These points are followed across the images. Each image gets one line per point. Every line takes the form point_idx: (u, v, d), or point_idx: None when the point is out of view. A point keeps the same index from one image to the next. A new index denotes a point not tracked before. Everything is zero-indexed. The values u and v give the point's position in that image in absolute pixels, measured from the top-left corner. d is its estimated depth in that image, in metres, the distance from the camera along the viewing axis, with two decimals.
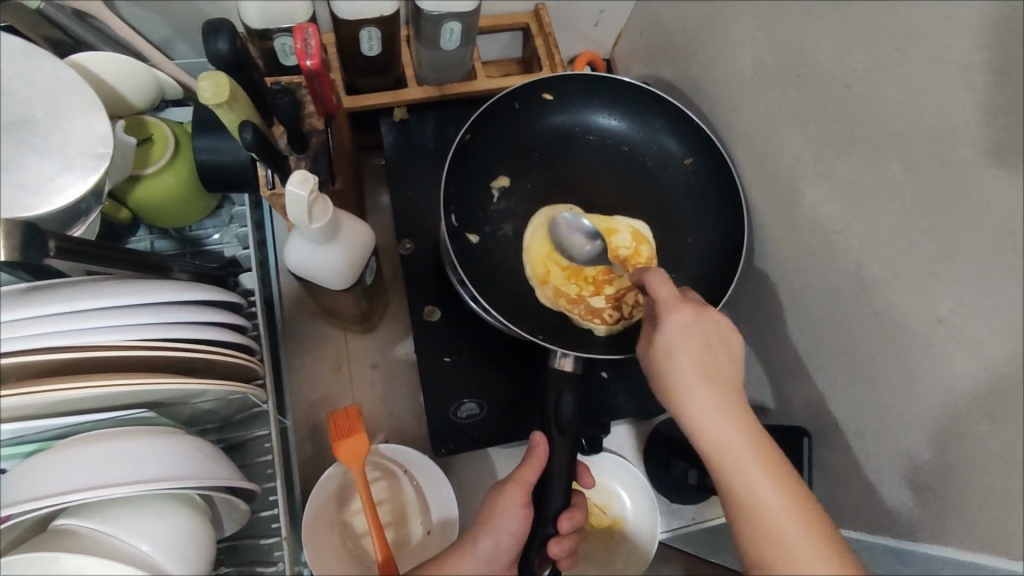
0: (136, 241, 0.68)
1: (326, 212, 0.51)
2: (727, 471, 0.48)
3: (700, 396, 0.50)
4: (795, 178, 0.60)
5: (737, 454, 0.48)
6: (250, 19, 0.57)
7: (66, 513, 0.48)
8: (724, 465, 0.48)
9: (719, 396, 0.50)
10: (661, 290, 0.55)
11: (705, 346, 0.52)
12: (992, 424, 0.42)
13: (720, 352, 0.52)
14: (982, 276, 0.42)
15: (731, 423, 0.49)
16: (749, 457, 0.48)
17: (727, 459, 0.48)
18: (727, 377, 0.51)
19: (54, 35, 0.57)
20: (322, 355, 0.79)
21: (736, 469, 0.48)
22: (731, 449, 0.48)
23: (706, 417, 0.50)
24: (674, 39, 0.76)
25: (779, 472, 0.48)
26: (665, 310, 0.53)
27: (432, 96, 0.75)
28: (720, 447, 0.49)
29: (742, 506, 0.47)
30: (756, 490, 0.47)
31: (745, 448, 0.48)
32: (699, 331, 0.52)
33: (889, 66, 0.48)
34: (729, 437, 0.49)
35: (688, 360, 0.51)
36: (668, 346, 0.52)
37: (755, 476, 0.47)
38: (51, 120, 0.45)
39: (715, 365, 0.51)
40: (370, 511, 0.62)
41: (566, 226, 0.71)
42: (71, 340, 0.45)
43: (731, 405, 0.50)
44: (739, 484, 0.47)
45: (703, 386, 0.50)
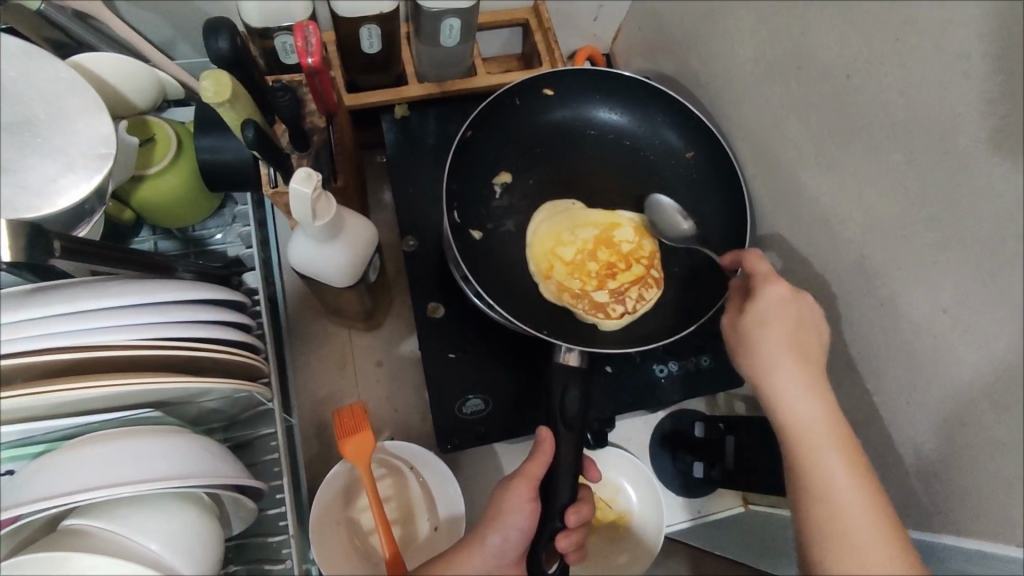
0: (140, 241, 0.68)
1: (330, 209, 0.51)
2: (805, 443, 0.48)
3: (787, 370, 0.50)
4: (796, 170, 0.60)
5: (817, 430, 0.48)
6: (249, 17, 0.57)
7: (75, 512, 0.48)
8: (801, 436, 0.48)
9: (807, 373, 0.50)
10: (759, 265, 0.56)
11: (797, 326, 0.52)
12: (996, 412, 0.42)
13: (811, 334, 0.52)
14: (985, 264, 0.42)
15: (816, 401, 0.49)
16: (827, 434, 0.48)
17: (808, 434, 0.48)
18: (812, 357, 0.51)
19: (56, 37, 0.58)
20: (327, 353, 0.79)
21: (813, 443, 0.48)
22: (812, 426, 0.48)
23: (790, 389, 0.50)
24: (674, 32, 0.76)
25: (854, 455, 0.47)
26: (761, 283, 0.54)
27: (433, 93, 0.75)
28: (800, 421, 0.49)
29: (812, 479, 0.47)
30: (830, 467, 0.47)
31: (827, 423, 0.48)
32: (796, 309, 0.52)
33: (888, 56, 0.48)
34: (813, 414, 0.49)
35: (779, 335, 0.51)
36: (761, 318, 0.53)
37: (831, 451, 0.47)
38: (52, 121, 0.45)
39: (806, 345, 0.51)
40: (377, 508, 0.62)
41: (665, 208, 0.71)
42: (75, 340, 0.45)
43: (817, 384, 0.50)
44: (812, 456, 0.47)
45: (791, 362, 0.50)
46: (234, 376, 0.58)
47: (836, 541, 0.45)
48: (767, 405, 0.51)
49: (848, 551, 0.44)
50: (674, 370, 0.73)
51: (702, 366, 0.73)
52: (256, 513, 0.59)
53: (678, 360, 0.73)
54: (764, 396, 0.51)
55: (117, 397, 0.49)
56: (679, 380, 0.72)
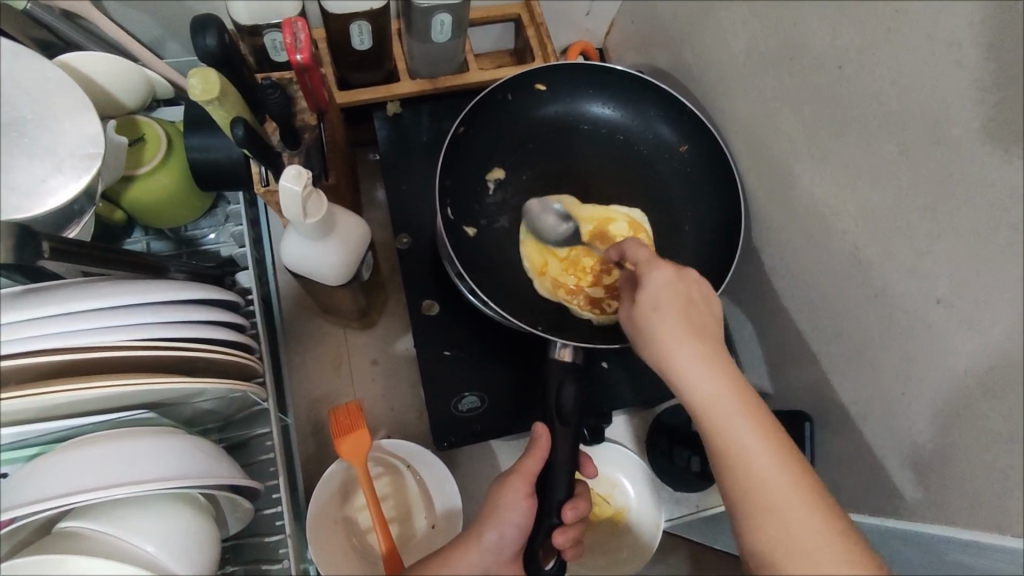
0: (133, 242, 0.68)
1: (321, 207, 0.51)
2: (712, 420, 0.47)
3: (684, 348, 0.48)
4: (790, 163, 0.60)
5: (720, 403, 0.47)
6: (238, 15, 0.57)
7: (70, 515, 0.48)
8: (708, 414, 0.47)
9: (702, 345, 0.49)
10: (637, 253, 0.54)
11: (686, 300, 0.51)
12: (993, 402, 0.42)
13: (699, 305, 0.51)
14: (980, 255, 0.42)
15: (714, 373, 0.48)
16: (733, 407, 0.47)
17: (713, 408, 0.47)
18: (706, 329, 0.50)
19: (44, 36, 0.57)
20: (321, 351, 0.79)
21: (722, 417, 0.46)
22: (717, 400, 0.47)
23: (689, 368, 0.48)
24: (666, 25, 0.76)
25: (762, 420, 0.47)
26: (648, 268, 0.52)
27: (425, 89, 0.75)
28: (703, 398, 0.47)
29: (724, 453, 0.46)
30: (740, 440, 0.46)
31: (730, 396, 0.47)
32: (681, 285, 0.51)
33: (880, 46, 0.48)
34: (713, 387, 0.47)
35: (671, 313, 0.49)
36: (653, 301, 0.50)
37: (739, 422, 0.46)
38: (40, 121, 0.44)
39: (697, 317, 0.50)
40: (374, 506, 0.62)
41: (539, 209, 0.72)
42: (67, 341, 0.45)
43: (714, 354, 0.49)
44: (721, 431, 0.46)
45: (686, 338, 0.49)
46: (229, 376, 0.58)
47: (756, 510, 0.44)
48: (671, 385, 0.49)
49: (774, 521, 0.44)
50: None
51: None
52: (252, 512, 0.58)
53: None
54: (666, 376, 0.49)
55: (110, 398, 0.48)
56: None
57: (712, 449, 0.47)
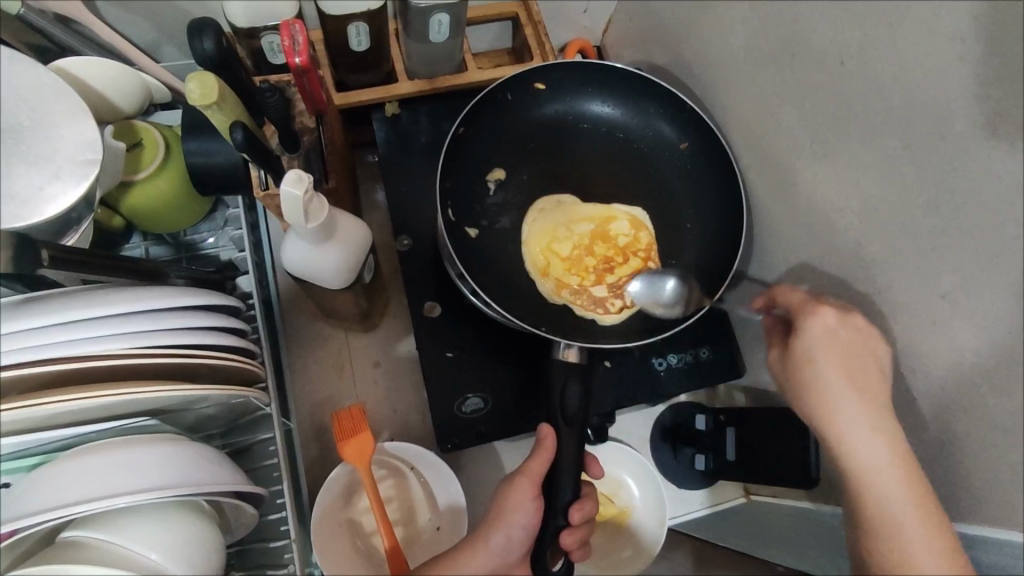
0: (132, 248, 0.67)
1: (322, 211, 0.51)
2: (867, 483, 0.48)
3: (843, 405, 0.49)
4: (791, 159, 0.60)
5: (877, 469, 0.47)
6: (235, 16, 0.56)
7: (74, 525, 0.47)
8: (867, 480, 0.48)
9: (865, 405, 0.49)
10: (792, 296, 0.56)
11: (854, 353, 0.50)
12: (998, 398, 0.42)
13: (870, 358, 0.49)
14: (984, 250, 0.42)
15: (877, 435, 0.48)
16: (893, 473, 0.47)
17: (868, 473, 0.47)
18: (874, 385, 0.49)
19: (37, 41, 0.57)
20: (323, 355, 0.79)
21: (876, 481, 0.47)
22: (874, 466, 0.47)
23: (851, 427, 0.49)
24: (664, 22, 0.75)
25: (918, 488, 0.46)
26: (807, 316, 0.52)
27: (423, 90, 0.74)
28: (863, 461, 0.48)
29: (874, 516, 0.47)
30: (891, 505, 0.46)
31: (892, 463, 0.47)
32: (846, 337, 0.50)
33: (882, 42, 0.48)
34: (874, 451, 0.48)
35: (831, 367, 0.50)
36: (810, 353, 0.52)
37: (894, 489, 0.47)
38: (36, 128, 0.44)
39: (862, 371, 0.49)
40: (379, 511, 0.62)
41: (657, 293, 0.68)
42: (66, 351, 0.44)
43: (880, 415, 0.49)
44: (873, 496, 0.47)
45: (850, 396, 0.49)
46: (230, 382, 0.58)
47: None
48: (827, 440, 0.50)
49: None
50: (674, 363, 0.72)
51: (701, 358, 0.73)
52: (257, 519, 0.58)
53: (677, 353, 0.73)
54: (824, 431, 0.50)
55: (111, 407, 0.48)
56: (678, 373, 0.72)
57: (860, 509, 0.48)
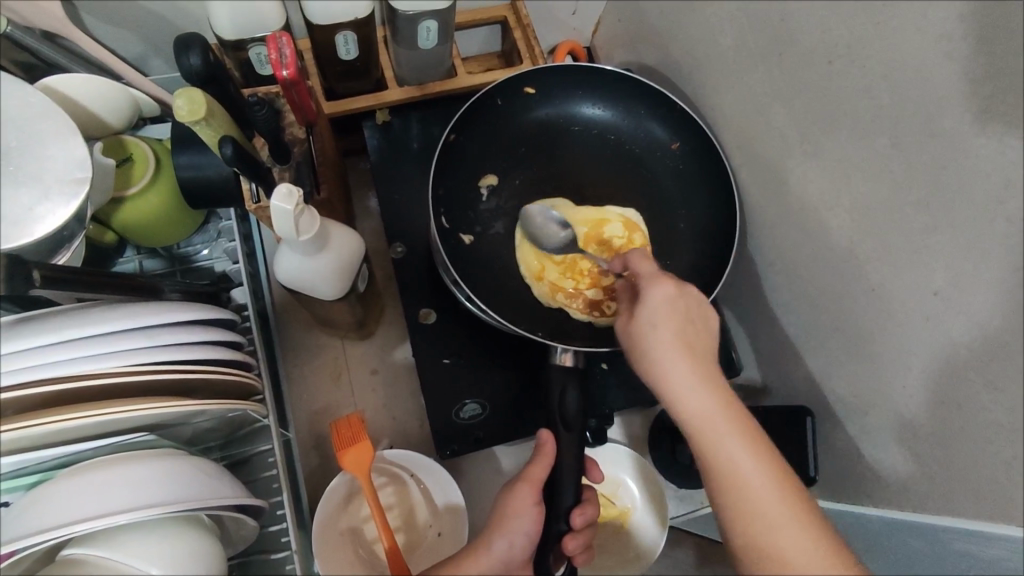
0: (125, 262, 0.67)
1: (313, 224, 0.51)
2: (705, 442, 0.47)
3: (677, 369, 0.48)
4: (781, 159, 0.60)
5: (715, 423, 0.47)
6: (222, 31, 0.56)
7: (74, 542, 0.47)
8: (702, 436, 0.47)
9: (698, 369, 0.48)
10: (644, 265, 0.53)
11: (685, 316, 0.50)
12: (991, 393, 0.42)
13: (697, 322, 0.50)
14: (977, 246, 0.42)
15: (708, 393, 0.48)
16: (726, 427, 0.47)
17: (706, 429, 0.47)
18: (701, 351, 0.49)
19: (24, 59, 0.56)
20: (321, 363, 0.79)
21: (714, 437, 0.47)
22: (710, 422, 0.47)
23: (686, 388, 0.48)
24: (652, 22, 0.75)
25: (754, 439, 0.47)
26: (647, 285, 0.51)
27: (414, 96, 0.74)
28: (697, 419, 0.47)
29: (721, 477, 0.46)
30: (732, 459, 0.46)
31: (722, 416, 0.47)
32: (681, 304, 0.50)
33: (870, 40, 0.48)
34: (708, 407, 0.47)
35: (668, 331, 0.49)
36: (649, 316, 0.50)
37: (731, 441, 0.46)
38: (24, 149, 0.44)
39: (694, 335, 0.50)
40: (378, 517, 0.61)
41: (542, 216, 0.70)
42: (62, 370, 0.44)
43: (711, 378, 0.48)
44: (714, 453, 0.46)
45: (682, 357, 0.48)
46: (228, 396, 0.58)
47: (750, 534, 0.45)
48: (666, 405, 0.49)
49: (767, 536, 0.44)
50: None
51: None
52: (258, 531, 0.58)
53: None
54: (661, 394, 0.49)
55: (108, 424, 0.48)
56: None
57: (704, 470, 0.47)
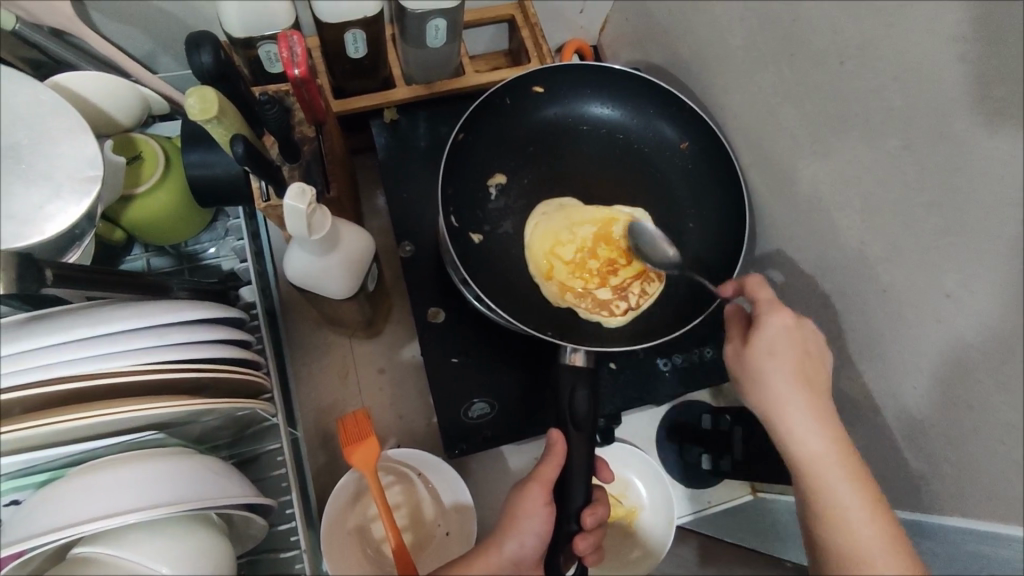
0: (133, 260, 0.67)
1: (325, 223, 0.50)
2: (815, 477, 0.49)
3: (795, 403, 0.50)
4: (791, 159, 0.60)
5: (827, 467, 0.49)
6: (232, 29, 0.56)
7: (83, 541, 0.47)
8: (813, 470, 0.49)
9: (814, 401, 0.50)
10: (760, 291, 0.54)
11: (806, 353, 0.51)
12: (1004, 396, 0.41)
13: (817, 358, 0.52)
14: (989, 247, 0.42)
15: (825, 435, 0.50)
16: (838, 465, 0.49)
17: (821, 471, 0.49)
18: (821, 390, 0.51)
19: (33, 56, 0.57)
20: (329, 362, 0.79)
21: (828, 480, 0.48)
22: (822, 460, 0.49)
23: (801, 423, 0.50)
24: (660, 21, 0.75)
25: (863, 481, 0.49)
26: (766, 312, 0.52)
27: (422, 95, 0.74)
28: (809, 456, 0.49)
29: (826, 513, 0.48)
30: (838, 499, 0.48)
31: (833, 454, 0.49)
32: (801, 337, 0.52)
33: (882, 41, 0.48)
34: (823, 448, 0.49)
35: (786, 366, 0.51)
36: (771, 348, 0.51)
37: (840, 478, 0.48)
38: (35, 146, 0.44)
39: (814, 373, 0.51)
40: (386, 517, 0.61)
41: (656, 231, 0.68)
42: (72, 369, 0.44)
43: (825, 413, 0.50)
44: (826, 496, 0.48)
45: (802, 396, 0.50)
46: (236, 394, 0.57)
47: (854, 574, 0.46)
48: (779, 442, 0.51)
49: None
50: (678, 363, 0.73)
51: (706, 357, 0.73)
52: (266, 530, 0.58)
53: (682, 353, 0.73)
54: (775, 430, 0.51)
55: (118, 423, 0.48)
56: (683, 373, 0.73)
57: (810, 507, 0.49)
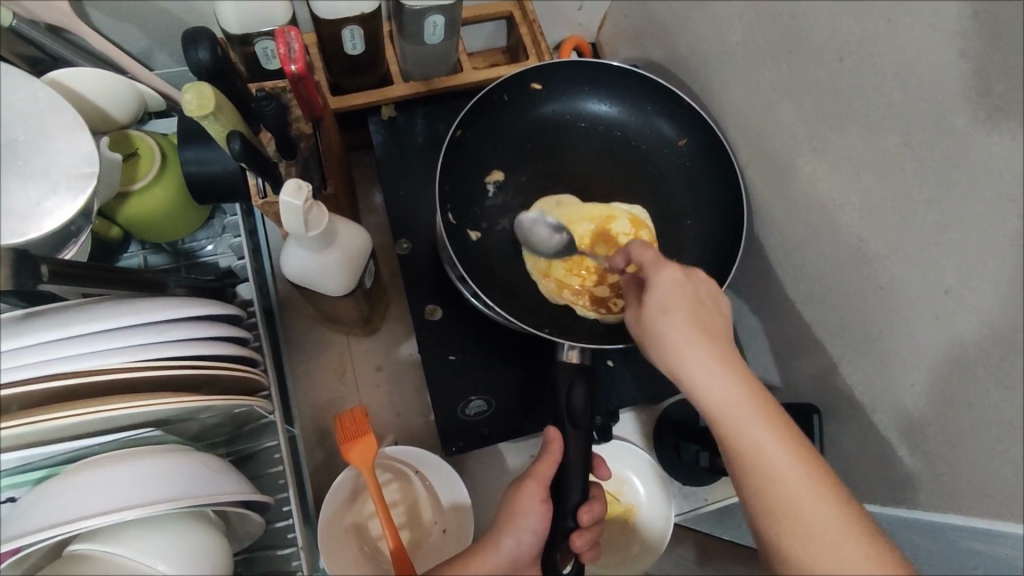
0: (130, 257, 0.67)
1: (322, 219, 0.50)
2: (727, 423, 0.46)
3: (693, 351, 0.47)
4: (790, 155, 0.60)
5: (736, 408, 0.45)
6: (229, 26, 0.56)
7: (80, 538, 0.47)
8: (722, 416, 0.46)
9: (712, 347, 0.47)
10: (643, 252, 0.51)
11: (694, 300, 0.49)
12: (1002, 393, 0.41)
13: (709, 307, 0.49)
14: (987, 244, 0.42)
15: (730, 378, 0.46)
16: (748, 408, 0.46)
17: (728, 415, 0.46)
18: (719, 335, 0.48)
19: (31, 53, 0.57)
20: (325, 359, 0.78)
21: (736, 424, 0.45)
22: (730, 404, 0.46)
23: (703, 368, 0.47)
24: (658, 18, 0.75)
25: (776, 419, 0.45)
26: (653, 269, 0.50)
27: (420, 92, 0.74)
28: (717, 401, 0.46)
29: (743, 458, 0.45)
30: (755, 441, 0.45)
31: (740, 396, 0.46)
32: (690, 286, 0.49)
33: (883, 37, 0.47)
34: (730, 391, 0.46)
35: (680, 315, 0.48)
36: (660, 305, 0.48)
37: (751, 421, 0.45)
38: (32, 143, 0.43)
39: (707, 318, 0.48)
40: (383, 514, 0.61)
41: (546, 203, 0.71)
42: (69, 366, 0.44)
43: (728, 358, 0.47)
44: (739, 443, 0.45)
45: (698, 341, 0.47)
46: (234, 391, 0.57)
47: (780, 518, 0.44)
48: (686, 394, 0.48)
49: (798, 519, 0.43)
50: None
51: None
52: (263, 527, 0.58)
53: None
54: (682, 384, 0.48)
55: (116, 420, 0.48)
56: None
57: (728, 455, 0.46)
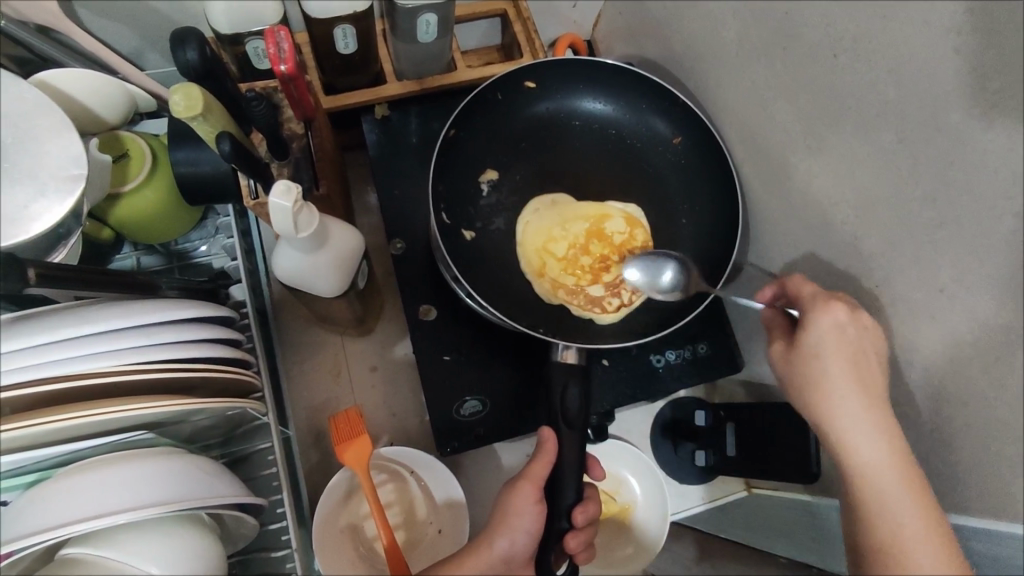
0: (122, 258, 0.66)
1: (312, 220, 0.50)
2: (871, 485, 0.47)
3: (850, 408, 0.49)
4: (785, 154, 0.59)
5: (883, 475, 0.47)
6: (219, 24, 0.55)
7: (72, 542, 0.47)
8: (866, 477, 0.47)
9: (873, 407, 0.49)
10: (805, 291, 0.54)
11: (858, 351, 0.49)
12: (998, 393, 0.41)
13: (875, 362, 0.49)
14: (982, 242, 0.42)
15: (884, 444, 0.47)
16: (897, 476, 0.46)
17: (873, 478, 0.47)
18: (878, 389, 0.49)
19: (20, 53, 0.56)
20: (320, 359, 0.78)
21: (882, 487, 0.47)
22: (878, 469, 0.47)
23: (857, 426, 0.48)
24: (653, 15, 0.74)
25: (923, 497, 0.46)
26: (813, 311, 0.51)
27: (413, 91, 0.74)
28: (865, 463, 0.47)
29: (876, 521, 0.46)
30: (893, 510, 0.46)
31: (892, 463, 0.47)
32: (854, 334, 0.50)
33: (878, 33, 0.47)
34: (881, 456, 0.47)
35: (839, 366, 0.49)
36: (815, 349, 0.51)
37: (898, 490, 0.46)
38: (18, 144, 0.43)
39: (870, 375, 0.49)
40: (378, 514, 0.60)
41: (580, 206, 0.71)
42: (56, 369, 0.44)
43: (888, 421, 0.48)
44: (880, 506, 0.46)
45: (856, 399, 0.49)
46: (225, 393, 0.57)
47: None
48: (835, 448, 0.49)
49: None
50: (672, 360, 0.72)
51: (699, 353, 0.73)
52: (257, 530, 0.58)
53: (676, 349, 0.73)
54: (832, 436, 0.50)
55: (105, 423, 0.47)
56: (677, 368, 0.72)
57: (863, 513, 0.48)
